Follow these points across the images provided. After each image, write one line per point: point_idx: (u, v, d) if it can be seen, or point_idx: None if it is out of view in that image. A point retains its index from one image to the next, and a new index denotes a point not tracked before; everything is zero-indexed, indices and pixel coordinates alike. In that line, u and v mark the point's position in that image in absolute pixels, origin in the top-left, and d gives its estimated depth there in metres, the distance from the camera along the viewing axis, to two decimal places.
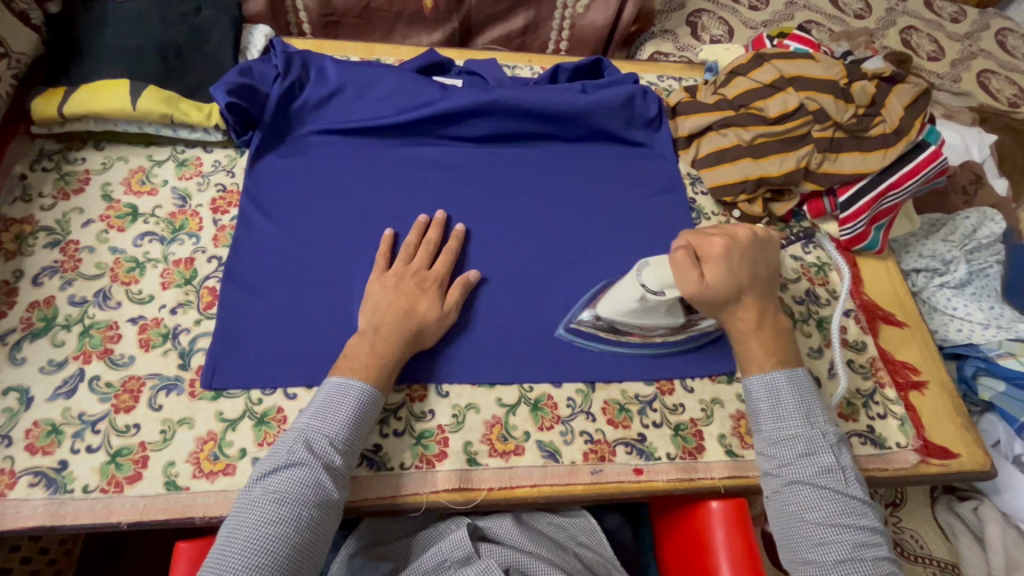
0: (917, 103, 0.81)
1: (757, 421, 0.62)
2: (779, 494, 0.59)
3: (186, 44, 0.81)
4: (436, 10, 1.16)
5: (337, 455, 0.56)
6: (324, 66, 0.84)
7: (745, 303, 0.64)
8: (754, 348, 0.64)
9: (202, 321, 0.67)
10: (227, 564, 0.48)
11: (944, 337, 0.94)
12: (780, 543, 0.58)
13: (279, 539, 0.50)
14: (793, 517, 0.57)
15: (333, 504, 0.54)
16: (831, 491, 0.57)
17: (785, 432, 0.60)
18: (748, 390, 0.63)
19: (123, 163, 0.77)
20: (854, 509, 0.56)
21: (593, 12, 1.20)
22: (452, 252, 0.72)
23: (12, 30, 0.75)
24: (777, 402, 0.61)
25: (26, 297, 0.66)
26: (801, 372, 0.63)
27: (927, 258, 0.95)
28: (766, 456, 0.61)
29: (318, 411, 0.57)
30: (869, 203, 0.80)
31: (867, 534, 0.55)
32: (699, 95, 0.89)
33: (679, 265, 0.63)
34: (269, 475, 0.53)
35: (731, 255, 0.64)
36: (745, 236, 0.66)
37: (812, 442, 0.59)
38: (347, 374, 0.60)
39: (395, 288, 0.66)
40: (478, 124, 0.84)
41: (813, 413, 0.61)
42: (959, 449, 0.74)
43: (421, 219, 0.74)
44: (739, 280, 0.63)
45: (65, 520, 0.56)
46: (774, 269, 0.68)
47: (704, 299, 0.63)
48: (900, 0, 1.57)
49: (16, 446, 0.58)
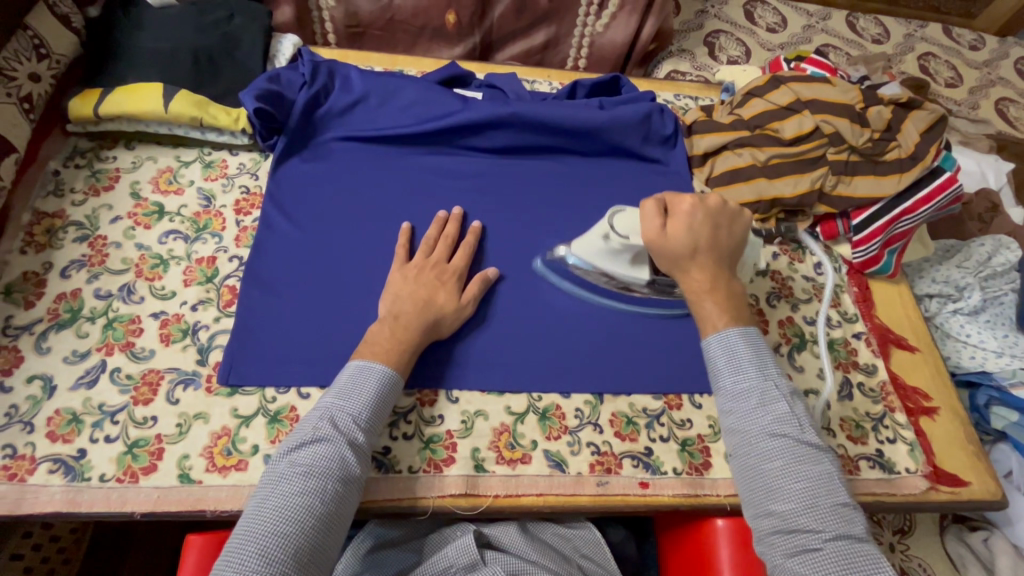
0: (933, 129, 0.81)
1: (714, 379, 0.61)
2: (739, 447, 0.57)
3: (218, 51, 0.84)
4: (459, 25, 1.19)
5: (360, 433, 0.57)
6: (349, 76, 0.86)
7: (700, 264, 0.64)
8: (709, 308, 0.63)
9: (221, 319, 0.69)
10: (254, 532, 0.49)
11: (956, 363, 0.94)
12: (744, 498, 0.57)
13: (305, 509, 0.51)
14: (754, 470, 0.56)
15: (355, 480, 0.55)
16: (787, 440, 0.55)
17: (741, 385, 0.59)
18: (707, 350, 0.62)
19: (152, 163, 0.79)
20: (809, 456, 0.55)
21: (612, 31, 1.22)
22: (470, 247, 0.75)
23: (55, 33, 0.78)
24: (733, 357, 0.60)
25: (54, 288, 0.68)
26: (754, 330, 0.62)
27: (941, 283, 0.95)
28: (725, 412, 0.60)
29: (341, 392, 0.59)
30: (882, 227, 0.80)
31: (825, 480, 0.54)
32: (716, 115, 0.91)
33: (646, 212, 0.66)
34: (295, 450, 0.55)
35: (695, 214, 0.65)
36: (713, 202, 0.67)
37: (765, 392, 0.58)
38: (369, 357, 0.62)
39: (416, 279, 0.69)
40: (496, 136, 0.86)
41: (766, 365, 0.60)
42: (970, 477, 0.73)
43: (440, 215, 0.77)
44: (699, 238, 0.65)
45: (80, 507, 0.57)
46: (738, 241, 0.68)
47: (660, 247, 0.65)
48: (919, 27, 1.58)
49: (37, 433, 0.60)
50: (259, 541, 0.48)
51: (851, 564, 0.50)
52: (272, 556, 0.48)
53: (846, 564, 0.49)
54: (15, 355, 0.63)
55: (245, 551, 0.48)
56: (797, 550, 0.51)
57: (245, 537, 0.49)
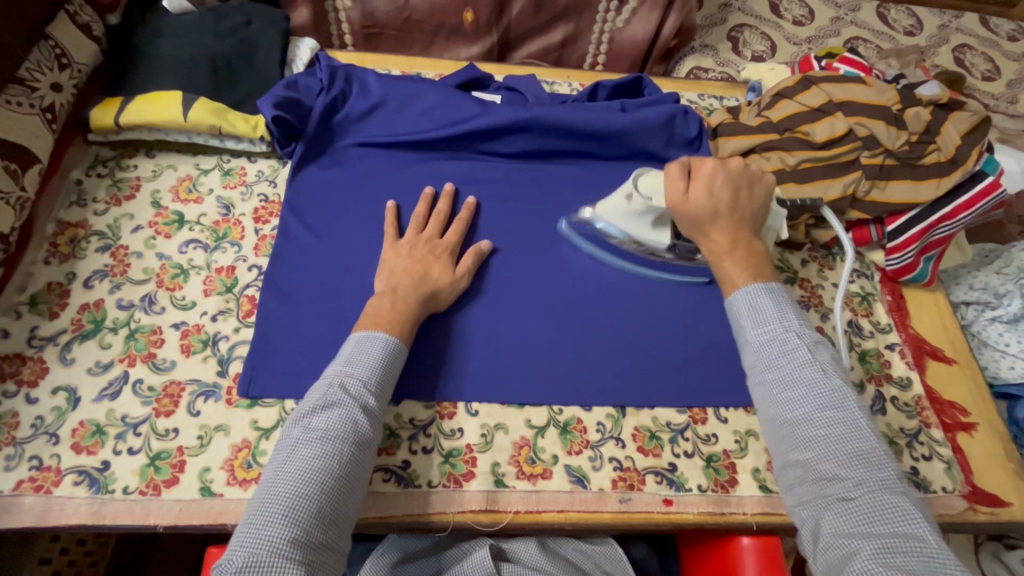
0: (974, 132, 0.77)
1: (739, 333, 0.61)
2: (763, 399, 0.57)
3: (235, 57, 0.84)
4: (476, 24, 1.17)
5: (371, 398, 0.58)
6: (367, 80, 0.85)
7: (720, 226, 0.67)
8: (727, 267, 0.66)
9: (241, 329, 0.69)
10: (285, 494, 0.49)
11: (995, 375, 0.89)
12: (772, 446, 0.56)
13: (324, 471, 0.51)
14: (781, 420, 0.55)
15: (370, 442, 0.56)
16: (812, 386, 0.55)
17: (765, 336, 0.59)
18: (731, 307, 0.63)
19: (172, 171, 0.79)
20: (836, 402, 0.54)
21: (633, 26, 1.19)
22: (463, 221, 0.75)
23: (76, 42, 0.78)
24: (757, 309, 0.61)
25: (77, 299, 0.69)
26: (777, 285, 0.62)
27: (979, 289, 0.93)
28: (750, 364, 0.59)
29: (349, 358, 0.60)
30: (918, 233, 0.77)
31: (852, 426, 0.53)
32: (742, 117, 0.87)
33: (670, 176, 0.68)
34: (309, 415, 0.55)
35: (715, 178, 0.68)
36: (733, 164, 0.69)
37: (787, 342, 0.57)
38: (369, 328, 0.62)
39: (410, 254, 0.70)
40: (516, 140, 0.84)
41: (791, 316, 0.59)
42: (1011, 497, 0.70)
43: (428, 192, 0.77)
44: (719, 202, 0.67)
45: (105, 519, 0.58)
46: (760, 204, 0.69)
47: (681, 212, 0.68)
48: (953, 17, 1.51)
49: (62, 445, 0.60)
50: (295, 495, 0.49)
51: (880, 514, 0.48)
52: (296, 517, 0.48)
53: (877, 512, 0.48)
54: (40, 367, 0.64)
55: (269, 511, 0.48)
56: (823, 500, 0.50)
57: (271, 495, 0.49)
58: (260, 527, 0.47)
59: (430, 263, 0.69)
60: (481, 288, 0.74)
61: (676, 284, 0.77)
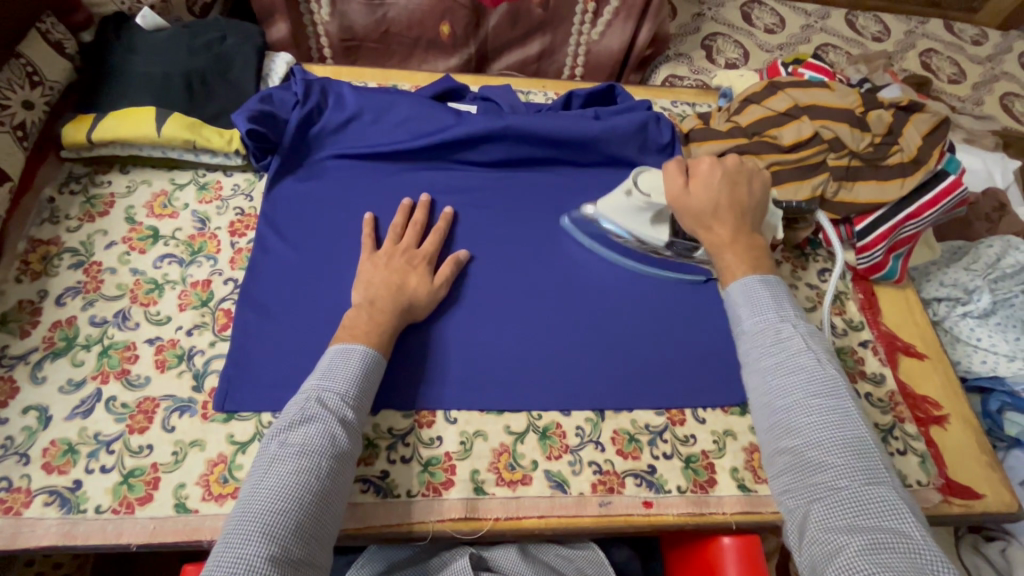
0: (936, 132, 0.80)
1: (735, 324, 0.62)
2: (757, 389, 0.58)
3: (211, 73, 0.84)
4: (453, 36, 1.18)
5: (348, 411, 0.58)
6: (342, 93, 0.86)
7: (722, 219, 0.68)
8: (729, 258, 0.66)
9: (217, 343, 0.68)
10: (270, 507, 0.49)
11: (967, 368, 0.93)
12: (762, 438, 0.57)
13: (303, 488, 0.51)
14: (773, 410, 0.56)
15: (348, 455, 0.56)
16: (803, 376, 0.56)
17: (758, 326, 0.60)
18: (727, 298, 0.64)
19: (147, 187, 0.79)
20: (825, 393, 0.54)
21: (608, 38, 1.21)
22: (440, 232, 0.76)
23: (48, 60, 0.78)
24: (752, 300, 0.62)
25: (49, 316, 0.68)
26: (774, 278, 0.63)
27: (949, 286, 0.94)
28: (743, 355, 0.60)
29: (323, 372, 0.59)
30: (886, 232, 0.79)
31: (842, 417, 0.53)
32: (713, 122, 0.89)
33: (668, 173, 0.71)
34: (287, 432, 0.55)
35: (714, 175, 0.69)
36: (731, 161, 0.71)
37: (780, 333, 0.59)
38: (348, 340, 0.62)
39: (386, 266, 0.70)
40: (492, 149, 0.85)
41: (785, 308, 0.61)
42: (984, 488, 0.71)
43: (406, 202, 0.78)
44: (719, 194, 0.68)
45: (76, 540, 0.57)
46: (759, 200, 0.70)
47: (684, 205, 0.70)
48: (920, 23, 1.56)
49: (33, 465, 0.59)
50: (277, 510, 0.49)
51: (867, 507, 0.48)
52: (275, 534, 0.47)
53: (861, 503, 0.48)
54: (10, 386, 0.63)
55: (246, 530, 0.47)
56: (812, 492, 0.50)
57: (256, 506, 0.49)
58: (239, 546, 0.46)
59: (407, 274, 0.70)
60: (458, 296, 0.74)
61: (654, 287, 0.78)
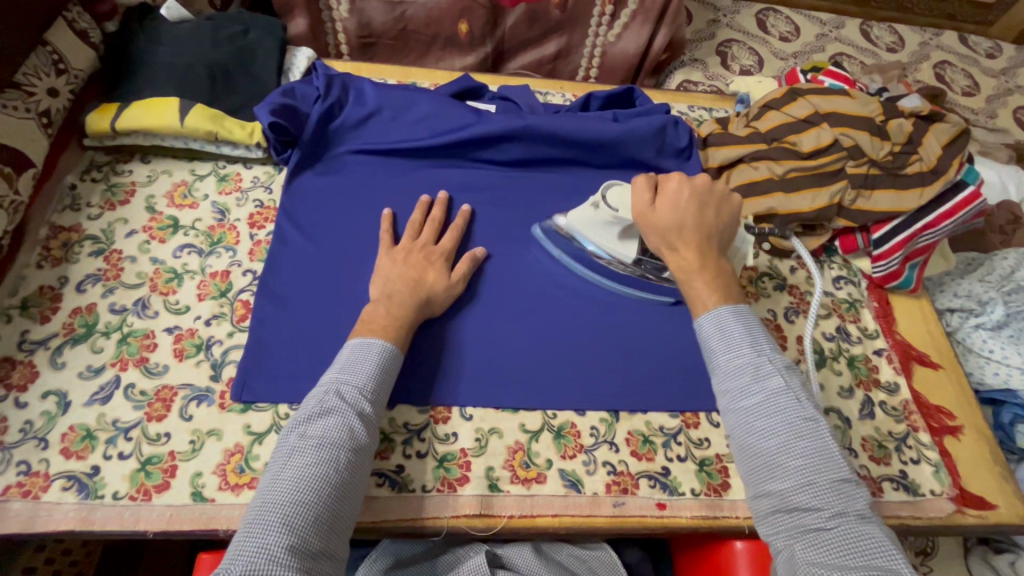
0: (955, 142, 0.80)
1: (710, 358, 0.60)
2: (737, 428, 0.56)
3: (233, 66, 0.84)
4: (471, 35, 1.19)
5: (367, 404, 0.58)
6: (363, 89, 0.86)
7: (687, 240, 0.64)
8: (698, 287, 0.62)
9: (234, 334, 0.69)
10: (286, 503, 0.49)
11: (980, 380, 0.92)
12: (743, 477, 0.55)
13: (322, 478, 0.51)
14: (754, 450, 0.54)
15: (366, 448, 0.56)
16: (784, 415, 0.54)
17: (734, 362, 0.57)
18: (698, 330, 0.61)
19: (167, 177, 0.80)
20: (805, 432, 0.53)
21: (624, 41, 1.22)
22: (458, 229, 0.76)
23: (73, 48, 0.78)
24: (726, 334, 0.59)
25: (69, 302, 0.68)
26: (746, 308, 0.61)
27: (963, 297, 0.95)
28: (719, 392, 0.58)
29: (343, 365, 0.60)
30: (903, 241, 0.79)
31: (823, 457, 0.52)
32: (732, 127, 0.90)
33: (636, 189, 0.68)
34: (306, 422, 0.55)
35: (682, 193, 0.66)
36: (701, 182, 0.67)
37: (758, 368, 0.56)
38: (366, 335, 0.62)
39: (405, 262, 0.70)
40: (510, 148, 0.85)
41: (760, 342, 0.58)
42: (997, 499, 0.71)
43: (424, 199, 0.78)
44: (685, 214, 0.65)
45: (94, 525, 0.57)
46: (727, 223, 0.68)
47: (648, 222, 0.67)
48: (934, 35, 1.56)
49: (51, 450, 0.60)
50: (293, 506, 0.48)
51: (856, 546, 0.47)
52: (295, 523, 0.48)
53: (850, 544, 0.48)
54: (30, 370, 0.64)
55: (266, 518, 0.47)
56: (799, 533, 0.50)
57: (274, 501, 0.49)
58: (260, 533, 0.46)
59: (425, 269, 0.70)
60: (475, 293, 0.74)
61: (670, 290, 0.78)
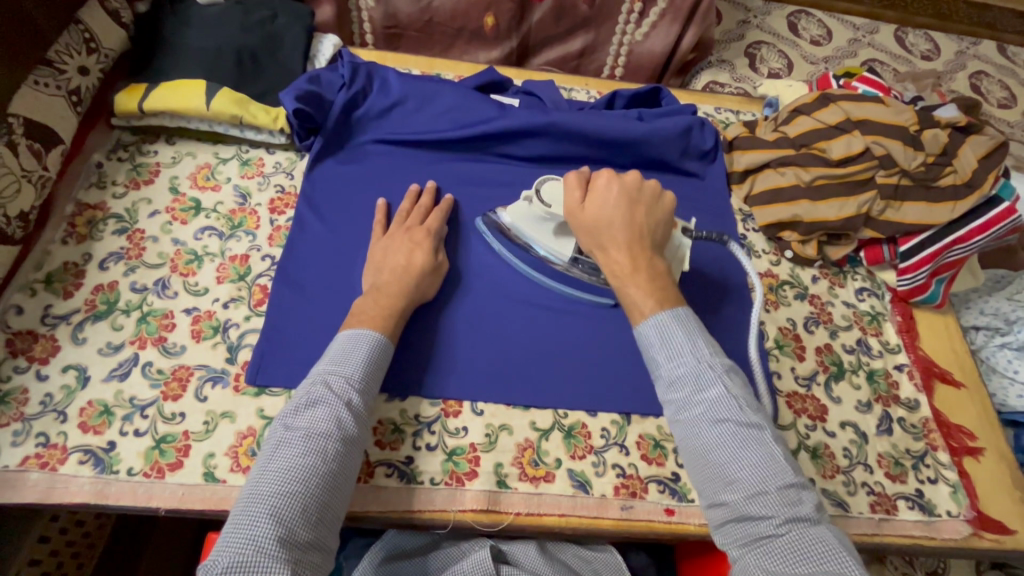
0: (992, 156, 0.77)
1: (653, 368, 0.58)
2: (684, 439, 0.55)
3: (260, 51, 0.85)
4: (496, 28, 1.18)
5: (354, 393, 0.57)
6: (388, 79, 0.86)
7: (616, 241, 0.63)
8: (631, 292, 0.61)
9: (252, 318, 0.69)
10: (271, 496, 0.49)
11: (1001, 400, 0.88)
12: (696, 486, 0.54)
13: (310, 470, 0.51)
14: (703, 460, 0.53)
15: (356, 439, 0.56)
16: (727, 424, 0.52)
17: (675, 372, 0.56)
18: (640, 337, 0.59)
19: (191, 159, 0.80)
20: (747, 439, 0.52)
21: (652, 40, 1.20)
22: (445, 213, 0.76)
23: (105, 27, 0.79)
24: (666, 341, 0.57)
25: (92, 279, 0.69)
26: (685, 310, 0.59)
27: (990, 315, 0.92)
28: (664, 401, 0.57)
29: (332, 358, 0.59)
30: (930, 255, 0.77)
31: (768, 461, 0.51)
32: (759, 131, 0.89)
33: (569, 184, 0.68)
34: (292, 416, 0.55)
35: (611, 189, 0.65)
36: (629, 179, 0.66)
37: (698, 377, 0.55)
38: (356, 326, 0.62)
39: (391, 244, 0.70)
40: (533, 144, 0.84)
41: (700, 347, 0.56)
42: (1016, 524, 0.69)
43: (413, 188, 0.77)
44: (613, 214, 0.64)
45: (108, 499, 0.58)
46: (660, 222, 0.66)
47: (576, 220, 0.66)
48: (972, 44, 1.52)
49: (69, 423, 0.61)
50: (277, 499, 0.49)
51: (806, 552, 0.46)
52: (281, 514, 0.48)
53: (801, 551, 0.46)
54: (51, 344, 0.65)
55: (252, 511, 0.48)
56: (751, 542, 0.48)
57: (259, 494, 0.49)
58: (246, 525, 0.47)
59: (411, 251, 0.69)
60: (492, 289, 0.74)
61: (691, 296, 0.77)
